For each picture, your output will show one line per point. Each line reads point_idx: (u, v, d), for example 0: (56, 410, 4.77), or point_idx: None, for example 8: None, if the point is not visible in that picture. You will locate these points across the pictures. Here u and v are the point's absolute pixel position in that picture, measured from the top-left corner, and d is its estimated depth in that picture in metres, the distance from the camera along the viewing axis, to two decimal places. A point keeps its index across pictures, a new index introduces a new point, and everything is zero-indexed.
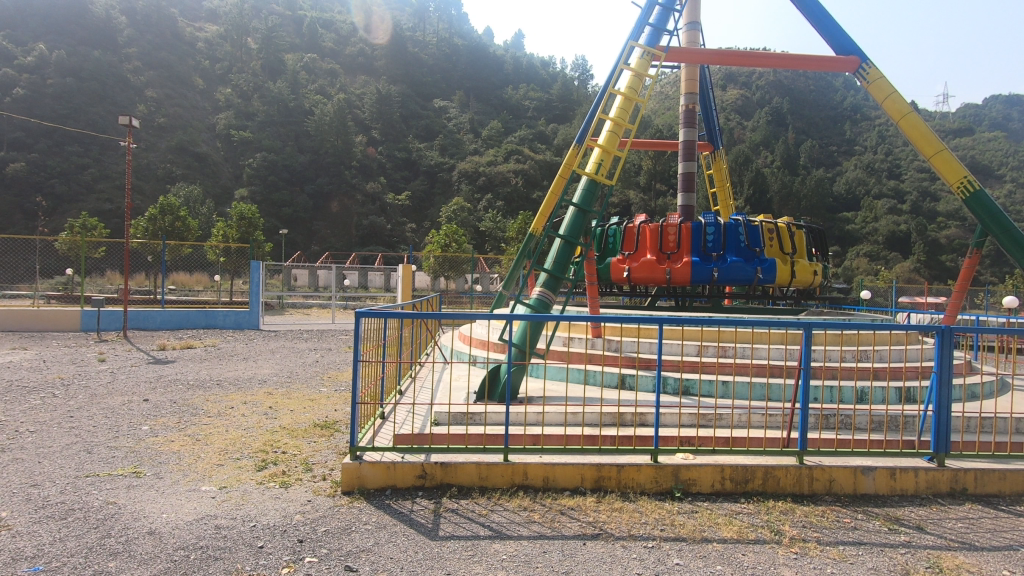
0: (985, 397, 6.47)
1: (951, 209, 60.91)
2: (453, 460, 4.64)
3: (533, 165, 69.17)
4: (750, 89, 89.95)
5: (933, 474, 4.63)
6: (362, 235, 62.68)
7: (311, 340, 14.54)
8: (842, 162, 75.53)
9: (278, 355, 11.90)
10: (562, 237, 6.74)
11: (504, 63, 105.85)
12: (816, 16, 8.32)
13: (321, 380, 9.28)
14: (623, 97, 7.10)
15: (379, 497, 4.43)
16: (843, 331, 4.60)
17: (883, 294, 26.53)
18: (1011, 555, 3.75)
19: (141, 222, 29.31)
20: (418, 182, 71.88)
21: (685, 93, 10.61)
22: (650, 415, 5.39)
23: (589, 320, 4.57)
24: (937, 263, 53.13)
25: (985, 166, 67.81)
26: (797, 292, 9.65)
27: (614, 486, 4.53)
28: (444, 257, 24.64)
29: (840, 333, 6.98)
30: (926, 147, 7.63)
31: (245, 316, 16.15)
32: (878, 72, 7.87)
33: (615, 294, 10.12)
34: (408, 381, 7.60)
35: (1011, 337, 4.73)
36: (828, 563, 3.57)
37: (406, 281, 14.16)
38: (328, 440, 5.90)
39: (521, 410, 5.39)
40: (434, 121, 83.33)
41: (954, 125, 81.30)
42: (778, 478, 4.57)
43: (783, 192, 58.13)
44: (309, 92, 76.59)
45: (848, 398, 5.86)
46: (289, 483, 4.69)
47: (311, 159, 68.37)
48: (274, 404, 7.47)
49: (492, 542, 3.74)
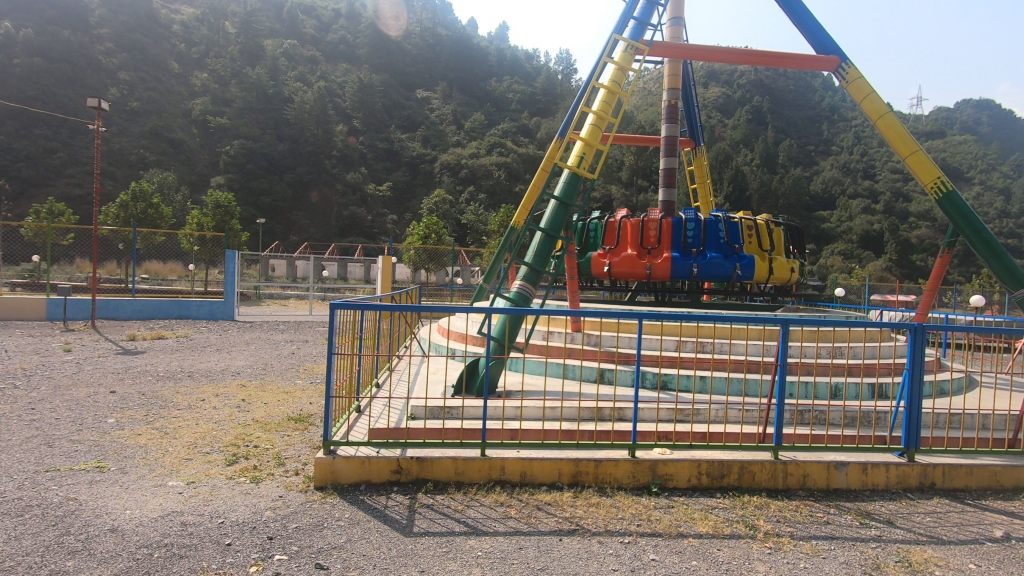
0: (953, 393, 6.68)
1: (923, 210, 62.40)
2: (429, 455, 4.56)
3: (517, 158, 68.76)
4: (730, 87, 90.54)
5: (903, 469, 4.71)
6: (342, 226, 61.90)
7: (287, 332, 14.29)
8: (818, 162, 76.84)
9: (252, 347, 11.62)
10: (543, 230, 6.66)
11: (489, 55, 104.72)
12: (798, 16, 8.37)
13: (297, 372, 9.17)
14: (605, 91, 7.09)
15: (353, 491, 4.35)
16: (819, 328, 4.58)
17: (856, 293, 27.11)
18: (977, 549, 3.82)
19: (111, 208, 28.41)
20: (399, 173, 71.18)
21: (667, 88, 10.50)
22: (628, 411, 5.45)
23: (569, 316, 4.43)
24: (907, 263, 54.50)
25: (955, 169, 69.67)
26: (774, 289, 9.77)
27: (591, 480, 4.51)
28: (425, 250, 24.90)
29: (815, 330, 7.09)
30: (902, 147, 7.73)
31: (219, 306, 15.86)
32: (857, 72, 7.94)
33: (595, 289, 10.11)
34: (385, 374, 7.56)
35: (981, 335, 4.84)
36: (801, 559, 3.59)
37: (386, 273, 13.96)
38: (301, 434, 5.79)
39: (498, 404, 5.42)
40: (416, 112, 82.58)
41: (926, 128, 83.13)
42: (753, 473, 4.60)
43: (761, 190, 59.04)
44: (288, 79, 74.96)
45: (821, 394, 6.03)
46: (260, 478, 4.57)
47: (290, 147, 67.25)
48: (247, 396, 7.31)
49: (467, 539, 3.68)
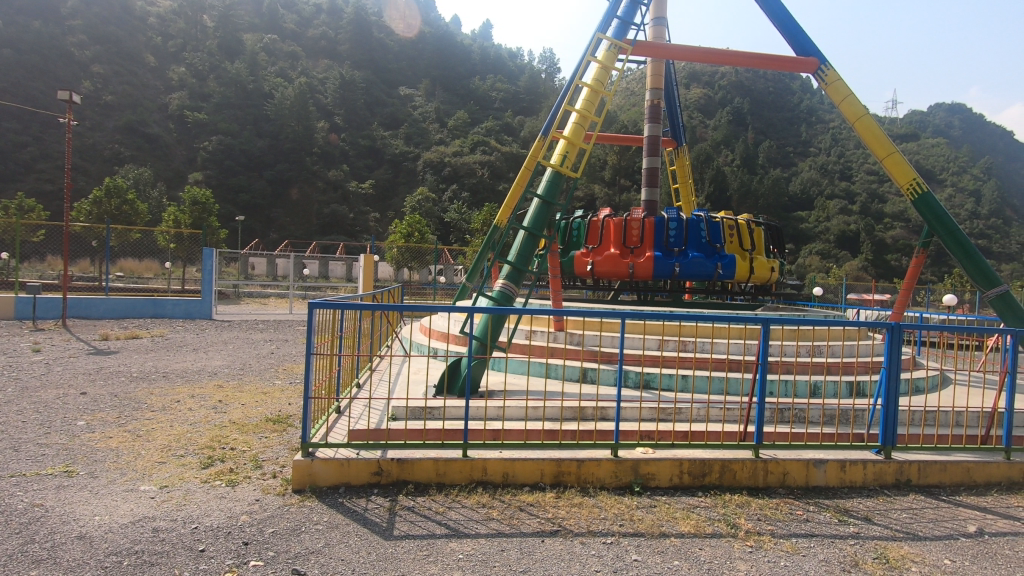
0: (927, 391, 6.82)
1: (897, 211, 63.87)
2: (409, 456, 4.49)
3: (500, 156, 68.70)
4: (711, 88, 91.37)
5: (880, 466, 4.78)
6: (323, 224, 61.19)
7: (266, 331, 14.07)
8: (796, 163, 78.08)
9: (230, 346, 11.40)
10: (526, 229, 6.63)
11: (473, 53, 104.26)
12: (779, 18, 8.44)
13: (276, 372, 9.01)
14: (588, 89, 7.10)
15: (332, 494, 4.27)
16: (800, 327, 4.61)
17: (832, 291, 27.65)
18: (952, 544, 3.88)
19: (83, 204, 27.68)
20: (382, 170, 70.60)
21: (650, 88, 10.53)
22: (611, 410, 5.44)
23: (552, 315, 4.38)
24: (882, 263, 55.72)
25: (928, 171, 71.44)
26: (754, 289, 9.88)
27: (573, 480, 4.49)
28: (407, 248, 24.79)
29: (795, 330, 7.17)
30: (879, 150, 7.86)
31: (196, 305, 15.54)
32: (835, 74, 8.04)
33: (578, 288, 10.14)
34: (366, 374, 7.46)
35: (957, 335, 4.91)
36: (781, 557, 3.61)
37: (368, 272, 13.81)
38: (280, 436, 5.67)
39: (480, 404, 5.39)
40: (399, 109, 82.01)
41: (901, 131, 85.04)
42: (734, 472, 4.62)
43: (741, 190, 59.83)
44: (268, 74, 73.78)
45: (801, 392, 6.11)
46: (236, 482, 4.47)
47: (270, 143, 66.26)
48: (224, 398, 7.15)
49: (448, 541, 3.63)
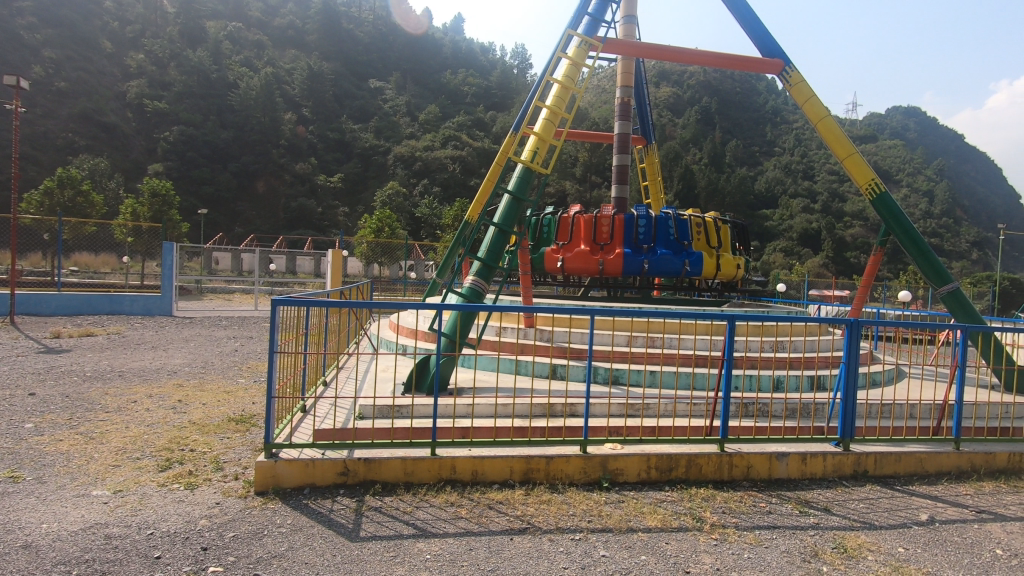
0: (884, 384, 7.08)
1: (856, 210, 66.09)
2: (376, 456, 4.43)
3: (471, 151, 68.39)
4: (680, 87, 92.67)
5: (839, 458, 4.93)
6: (290, 218, 59.89)
7: (229, 328, 13.67)
8: (762, 163, 79.94)
9: (192, 344, 11.04)
10: (496, 225, 6.59)
11: (444, 47, 103.30)
12: (745, 19, 8.59)
13: (239, 371, 8.71)
14: (559, 86, 7.06)
15: (296, 496, 4.16)
16: (763, 323, 4.72)
17: (795, 288, 28.43)
18: (905, 533, 4.03)
19: (34, 195, 26.39)
20: (351, 164, 69.44)
21: (621, 85, 10.59)
22: (580, 407, 5.45)
23: (521, 312, 4.34)
24: (842, 260, 57.55)
25: (885, 171, 74.12)
26: (721, 285, 10.03)
27: (542, 478, 4.49)
28: (377, 243, 24.46)
29: (759, 325, 7.34)
30: (840, 150, 8.09)
31: (155, 301, 15.01)
32: (799, 76, 8.23)
33: (549, 284, 10.17)
34: (333, 372, 7.34)
35: (912, 330, 5.07)
36: (745, 549, 3.68)
37: (336, 267, 13.53)
38: (242, 437, 5.51)
39: (449, 402, 5.34)
40: (369, 102, 80.80)
41: (860, 132, 87.93)
42: (700, 466, 4.70)
43: (709, 188, 61.00)
44: (233, 63, 71.61)
45: (765, 387, 6.26)
46: (195, 485, 4.32)
47: (234, 135, 64.40)
48: (184, 397, 6.91)
49: (416, 542, 3.59)
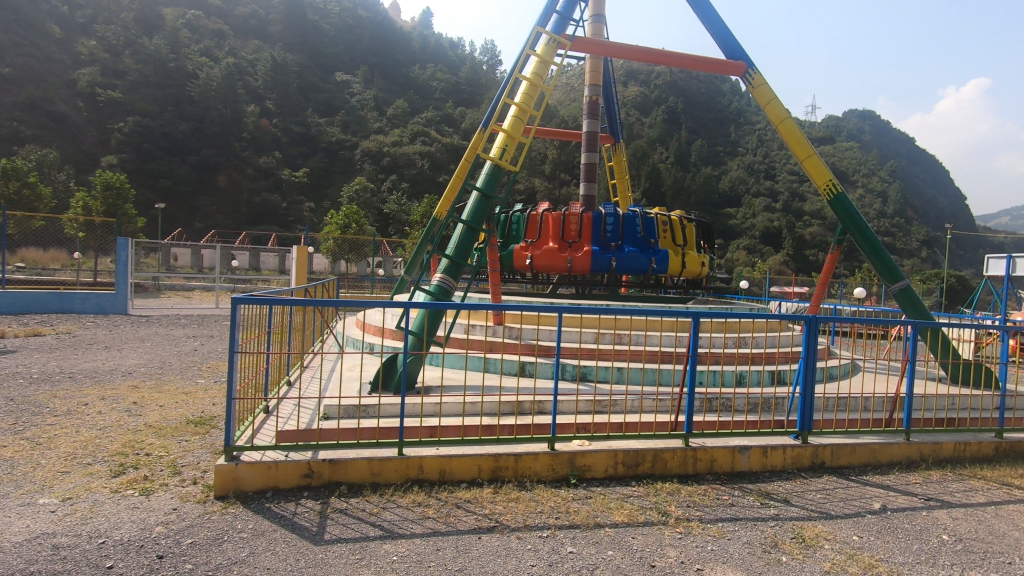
0: (840, 378, 7.34)
1: (815, 210, 68.37)
2: (342, 456, 4.35)
3: (440, 147, 67.93)
4: (648, 86, 93.99)
5: (798, 450, 5.08)
6: (253, 213, 58.37)
7: (188, 326, 13.22)
8: (725, 162, 81.82)
9: (148, 343, 10.64)
10: (464, 222, 6.54)
11: (413, 41, 102.05)
12: (710, 21, 8.74)
13: (198, 371, 8.44)
14: (528, 83, 7.05)
15: (258, 499, 4.06)
16: (726, 320, 4.82)
17: (758, 285, 29.28)
18: (859, 521, 4.19)
19: None
20: (317, 158, 68.07)
21: (589, 84, 10.65)
22: (548, 403, 5.48)
23: (490, 310, 4.32)
24: (802, 258, 59.52)
25: (842, 172, 76.89)
26: (687, 282, 10.21)
27: (511, 475, 4.49)
28: (344, 239, 24.08)
29: (722, 322, 7.52)
30: (800, 151, 8.32)
31: (108, 299, 14.41)
32: (761, 78, 8.43)
33: (518, 281, 10.18)
34: (298, 371, 7.21)
35: (868, 326, 5.25)
36: (707, 541, 3.76)
37: (301, 264, 13.24)
38: (202, 439, 5.35)
39: (416, 401, 5.30)
40: (335, 96, 79.31)
41: (818, 134, 90.96)
42: (665, 461, 4.78)
43: (675, 186, 62.18)
44: (192, 52, 69.17)
45: (728, 382, 6.41)
46: (151, 491, 4.16)
47: (194, 127, 62.28)
48: (140, 399, 6.65)
49: (383, 543, 3.54)
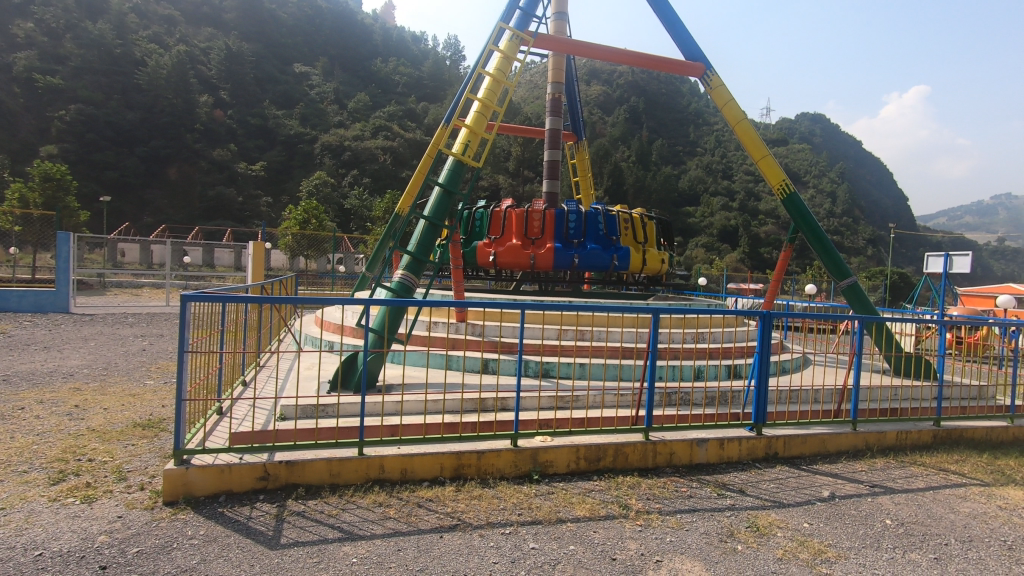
0: (792, 371, 7.62)
1: (770, 209, 70.70)
2: (300, 458, 4.23)
3: (403, 142, 67.04)
4: (610, 86, 95.10)
5: (752, 442, 5.24)
6: (207, 208, 56.30)
7: (136, 325, 12.64)
8: (685, 161, 83.65)
9: (93, 343, 10.13)
10: (426, 218, 6.46)
11: (374, 33, 100.21)
12: (669, 21, 8.89)
13: (147, 371, 8.10)
14: (490, 79, 7.02)
15: (210, 504, 3.92)
16: (686, 316, 4.91)
17: (716, 281, 30.10)
18: (810, 509, 4.35)
19: None
20: (274, 151, 66.11)
21: (552, 81, 10.67)
22: (510, 401, 5.49)
23: (453, 306, 4.27)
24: (757, 255, 61.53)
25: (795, 173, 79.74)
26: (647, 279, 10.39)
27: (473, 473, 4.48)
28: (303, 234, 23.49)
29: (681, 318, 7.70)
30: (755, 152, 8.57)
31: (48, 296, 13.65)
32: (719, 80, 8.64)
33: (481, 279, 10.13)
34: (253, 370, 7.00)
35: (817, 320, 5.45)
36: (666, 533, 3.83)
37: (258, 260, 12.84)
38: (150, 443, 5.12)
39: (377, 400, 5.21)
40: (293, 88, 77.21)
41: (773, 135, 93.99)
42: (627, 455, 4.85)
43: (637, 185, 63.26)
44: (139, 38, 65.98)
45: (686, 377, 6.56)
46: (94, 498, 3.95)
47: (142, 116, 59.50)
48: (82, 402, 6.31)
49: (342, 545, 3.46)
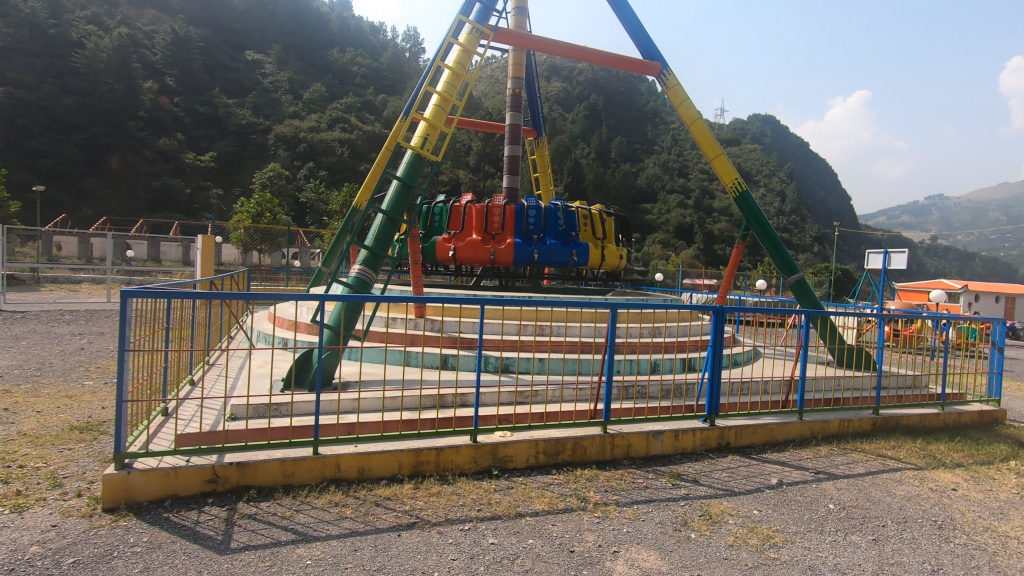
0: (743, 363, 7.90)
1: (723, 206, 72.82)
2: (252, 459, 4.09)
3: (361, 135, 65.68)
4: (570, 83, 95.73)
5: (705, 433, 5.40)
6: (152, 199, 53.71)
7: (72, 323, 11.92)
8: (643, 159, 85.14)
9: (25, 343, 9.50)
10: (384, 212, 6.35)
11: (330, 22, 97.49)
12: (627, 20, 9.01)
13: (84, 372, 7.65)
14: (450, 72, 6.94)
15: (155, 510, 3.74)
16: (642, 311, 4.99)
17: (672, 277, 30.74)
18: (760, 496, 4.51)
19: None
20: (225, 141, 63.59)
21: (511, 77, 10.64)
22: (469, 396, 5.49)
23: (412, 302, 4.22)
24: (711, 252, 63.31)
25: (747, 172, 82.34)
26: (605, 274, 10.55)
27: (432, 470, 4.44)
28: (256, 228, 22.68)
29: (638, 313, 7.85)
30: (709, 151, 8.81)
31: None
32: (675, 80, 8.81)
33: (441, 274, 10.02)
34: (202, 369, 6.73)
35: (767, 314, 5.65)
36: (623, 524, 3.90)
37: (207, 254, 12.32)
38: (88, 447, 4.85)
39: (334, 397, 5.11)
40: (245, 76, 74.42)
41: (727, 136, 96.82)
42: (585, 448, 4.90)
43: (596, 181, 64.02)
44: (76, 19, 62.08)
45: (643, 370, 6.69)
46: (24, 507, 3.70)
47: (80, 102, 56.13)
48: (12, 405, 5.92)
49: (295, 547, 3.37)
